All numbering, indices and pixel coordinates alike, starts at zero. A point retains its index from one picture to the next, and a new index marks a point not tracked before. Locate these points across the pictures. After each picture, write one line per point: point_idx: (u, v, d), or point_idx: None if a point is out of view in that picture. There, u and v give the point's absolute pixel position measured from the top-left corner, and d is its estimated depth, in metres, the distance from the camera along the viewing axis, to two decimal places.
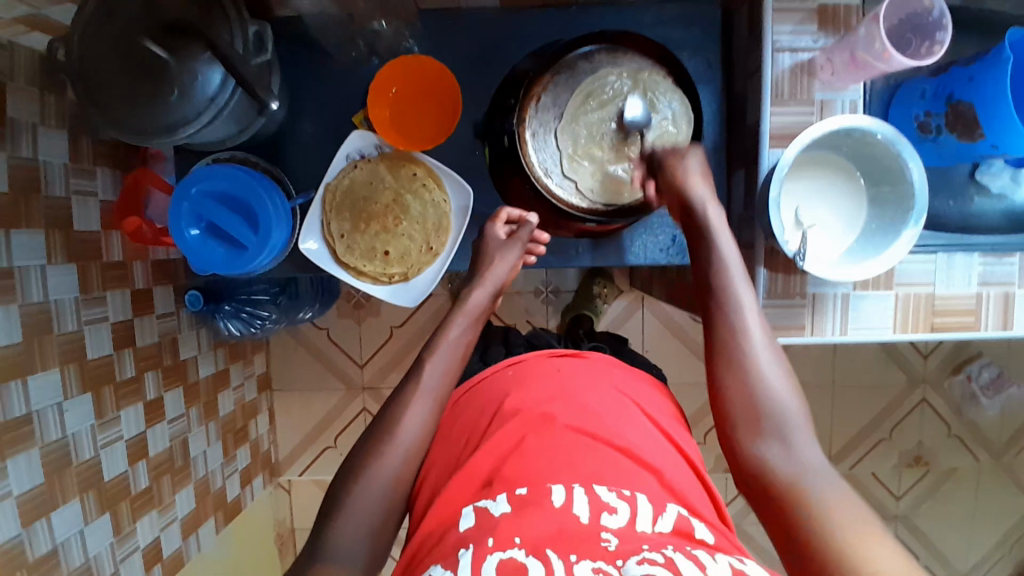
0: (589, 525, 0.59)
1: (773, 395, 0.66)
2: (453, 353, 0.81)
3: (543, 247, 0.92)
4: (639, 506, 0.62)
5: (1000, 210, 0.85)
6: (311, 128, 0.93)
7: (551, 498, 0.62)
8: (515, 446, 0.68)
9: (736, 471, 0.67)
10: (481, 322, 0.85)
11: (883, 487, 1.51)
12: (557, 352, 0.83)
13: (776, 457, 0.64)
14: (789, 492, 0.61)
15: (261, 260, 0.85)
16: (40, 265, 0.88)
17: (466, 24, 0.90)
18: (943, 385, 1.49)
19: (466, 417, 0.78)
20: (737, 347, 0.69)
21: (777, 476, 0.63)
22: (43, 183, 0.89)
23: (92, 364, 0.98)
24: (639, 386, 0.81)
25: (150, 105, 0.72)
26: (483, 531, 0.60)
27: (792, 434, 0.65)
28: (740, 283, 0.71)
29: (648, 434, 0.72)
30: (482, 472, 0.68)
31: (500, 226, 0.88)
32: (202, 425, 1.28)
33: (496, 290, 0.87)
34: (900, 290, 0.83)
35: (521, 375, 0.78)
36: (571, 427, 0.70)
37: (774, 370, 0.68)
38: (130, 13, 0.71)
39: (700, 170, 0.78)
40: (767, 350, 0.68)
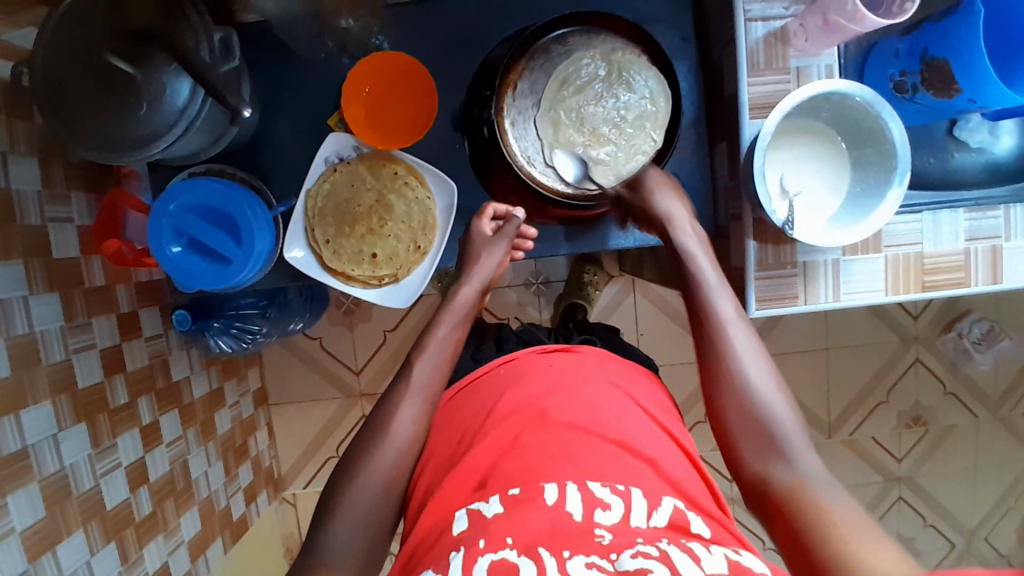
0: (583, 522, 0.59)
1: (768, 413, 0.69)
2: (442, 353, 0.80)
3: (531, 242, 0.92)
4: (633, 500, 0.62)
5: (982, 162, 0.86)
6: (287, 132, 0.91)
7: (544, 496, 0.61)
8: (509, 445, 0.68)
9: (741, 485, 0.70)
10: (469, 319, 0.85)
11: (886, 451, 1.52)
12: (549, 346, 0.83)
13: (775, 469, 0.66)
14: (789, 500, 0.64)
15: (247, 272, 0.83)
16: (22, 296, 0.87)
17: (436, 16, 0.89)
18: (936, 343, 1.50)
19: (462, 414, 0.76)
20: (727, 362, 0.72)
21: (775, 485, 0.65)
22: (17, 212, 0.87)
23: (84, 392, 0.96)
24: (633, 379, 0.81)
25: (118, 120, 0.70)
26: (476, 533, 0.60)
27: (788, 445, 0.67)
28: (724, 306, 0.75)
29: (646, 428, 0.73)
30: (477, 472, 0.67)
31: (486, 223, 0.88)
32: (201, 445, 1.26)
33: (484, 286, 0.86)
34: (889, 252, 0.83)
35: (516, 372, 0.78)
36: (566, 423, 0.69)
37: (766, 384, 0.71)
38: (91, 23, 0.69)
39: (668, 190, 0.84)
40: (757, 369, 0.71)
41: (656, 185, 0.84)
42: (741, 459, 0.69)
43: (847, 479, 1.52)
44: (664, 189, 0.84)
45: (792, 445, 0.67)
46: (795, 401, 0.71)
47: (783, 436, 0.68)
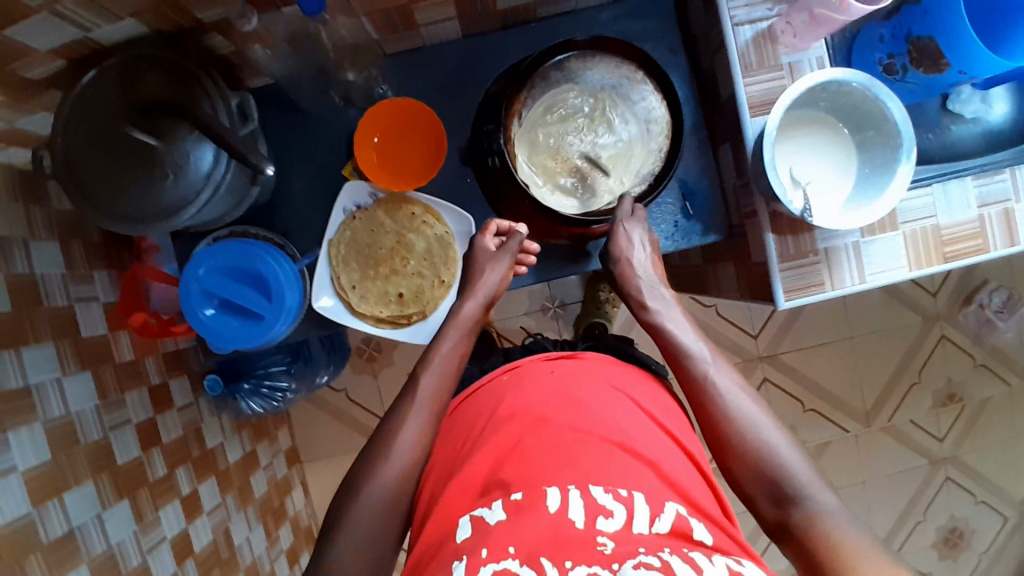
0: (586, 530, 0.60)
1: (776, 460, 0.71)
2: (447, 368, 0.81)
3: (534, 256, 0.93)
4: (636, 506, 0.63)
5: (978, 131, 0.88)
6: (301, 187, 0.93)
7: (546, 502, 0.63)
8: (512, 449, 0.69)
9: (765, 528, 0.71)
10: (474, 333, 0.86)
11: (925, 433, 1.51)
12: (554, 354, 0.84)
13: (795, 513, 0.68)
14: (808, 538, 0.66)
15: (279, 328, 0.85)
16: (55, 379, 0.88)
17: (433, 58, 0.92)
18: (957, 318, 1.49)
19: (465, 419, 0.79)
20: (725, 419, 0.75)
21: (795, 526, 0.67)
22: (44, 295, 0.89)
23: (123, 468, 0.96)
24: (637, 384, 0.82)
25: (148, 192, 0.73)
26: (478, 541, 0.61)
27: (801, 487, 0.69)
28: (710, 371, 0.79)
29: (647, 428, 0.74)
30: (479, 478, 0.69)
31: (489, 238, 0.88)
32: (240, 511, 1.25)
33: (488, 300, 0.87)
34: (906, 228, 0.84)
35: (517, 378, 0.79)
36: (566, 426, 0.71)
37: (767, 432, 0.73)
38: (106, 101, 0.72)
39: (643, 240, 0.87)
40: (758, 421, 0.74)
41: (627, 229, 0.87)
42: (757, 506, 0.71)
43: (888, 465, 1.51)
44: (636, 237, 0.87)
45: (807, 487, 0.69)
46: (799, 443, 0.73)
47: (794, 481, 0.69)
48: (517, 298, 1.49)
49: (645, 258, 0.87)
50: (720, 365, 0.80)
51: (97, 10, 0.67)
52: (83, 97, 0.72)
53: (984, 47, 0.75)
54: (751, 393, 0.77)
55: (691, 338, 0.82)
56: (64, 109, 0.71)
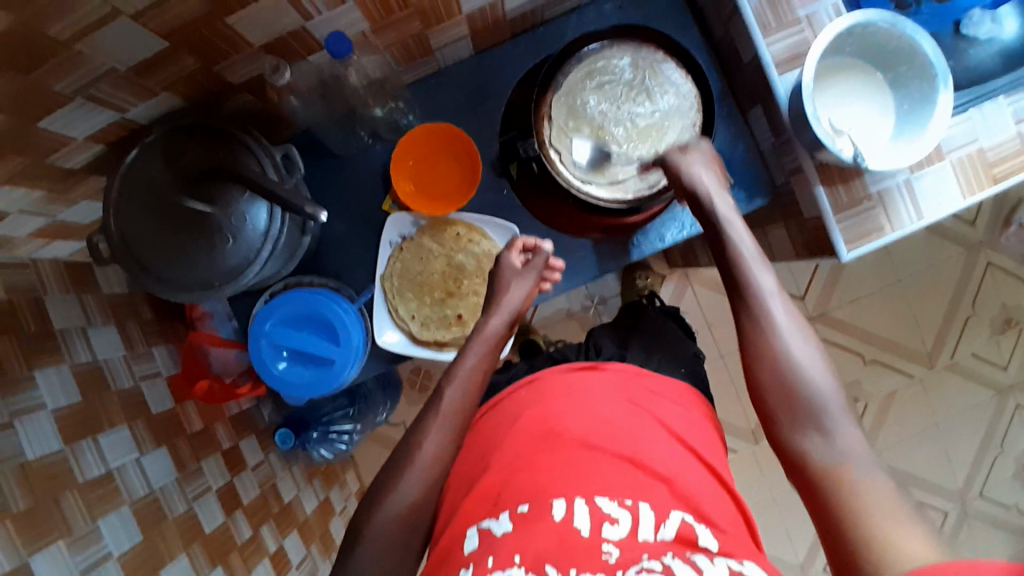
0: (591, 538, 0.61)
1: (811, 387, 0.66)
2: (475, 383, 0.78)
3: (560, 274, 0.92)
4: (641, 513, 0.64)
5: (994, 52, 0.88)
6: (345, 227, 0.94)
7: (552, 511, 0.64)
8: (526, 464, 0.70)
9: (782, 463, 0.67)
10: (497, 350, 0.83)
11: (988, 363, 1.49)
12: (575, 366, 0.83)
13: (813, 443, 0.63)
14: (826, 476, 0.61)
15: (349, 370, 0.85)
16: (134, 458, 0.88)
17: (451, 79, 0.93)
18: (1000, 242, 1.47)
19: (479, 439, 0.78)
20: (772, 346, 0.69)
21: (814, 462, 0.62)
22: (110, 379, 0.89)
23: (212, 536, 0.97)
24: (661, 397, 0.79)
25: (210, 257, 0.74)
26: (485, 550, 0.62)
27: (829, 420, 0.64)
28: (767, 283, 0.72)
29: (665, 443, 0.73)
30: (494, 490, 0.69)
31: (515, 254, 0.86)
32: (325, 560, 1.25)
33: (513, 317, 0.84)
34: (953, 157, 0.83)
35: (538, 392, 0.80)
36: (579, 440, 0.72)
37: (807, 364, 0.67)
38: (154, 175, 0.73)
39: (706, 159, 0.80)
40: (801, 347, 0.68)
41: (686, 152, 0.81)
42: (778, 431, 0.66)
43: (958, 401, 1.49)
44: (699, 158, 0.80)
45: (835, 420, 0.64)
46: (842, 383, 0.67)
47: (824, 410, 0.65)
48: (558, 302, 1.49)
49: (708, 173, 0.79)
50: (783, 299, 0.72)
51: (130, 89, 0.68)
52: (134, 168, 0.73)
53: None
54: (808, 328, 0.70)
55: (743, 234, 0.76)
56: (116, 183, 0.73)
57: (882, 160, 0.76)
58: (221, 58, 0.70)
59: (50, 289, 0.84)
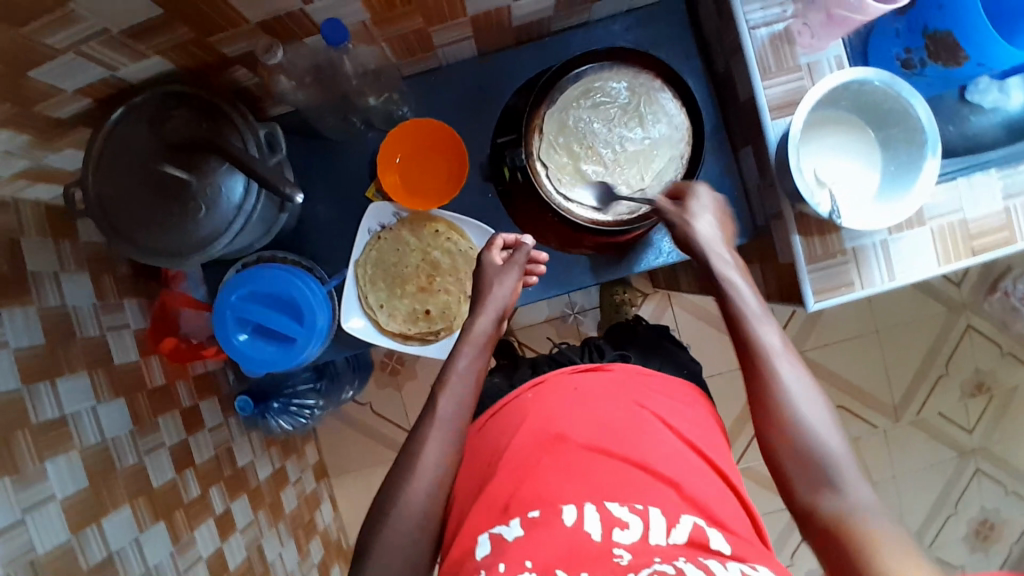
0: (602, 542, 0.62)
1: (817, 442, 0.69)
2: (463, 388, 0.78)
3: (544, 266, 0.90)
4: (651, 518, 0.64)
5: (999, 122, 0.87)
6: (326, 209, 0.94)
7: (562, 517, 0.64)
8: (529, 471, 0.70)
9: (792, 515, 0.69)
10: (490, 348, 0.82)
11: (953, 424, 1.49)
12: (578, 366, 0.82)
13: (824, 497, 0.66)
14: (839, 529, 0.64)
15: (312, 349, 0.85)
16: (90, 407, 0.89)
17: (450, 76, 0.93)
18: (983, 306, 1.48)
19: (492, 439, 0.77)
20: (780, 409, 0.71)
21: (824, 515, 0.66)
22: (77, 327, 0.90)
23: (159, 491, 0.97)
24: (661, 396, 0.80)
25: (182, 225, 0.74)
26: (497, 557, 0.63)
27: (838, 476, 0.67)
28: (771, 339, 0.74)
29: (670, 448, 0.73)
30: (501, 497, 0.69)
31: (496, 252, 0.85)
32: (272, 528, 1.26)
33: (500, 315, 0.83)
34: (934, 223, 0.83)
35: (540, 396, 0.79)
36: (584, 444, 0.72)
37: (815, 425, 0.70)
38: (138, 141, 0.73)
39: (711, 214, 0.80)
40: (807, 404, 0.71)
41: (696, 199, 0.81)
42: (791, 490, 0.68)
43: (918, 457, 1.50)
44: (705, 205, 0.81)
45: (841, 475, 0.67)
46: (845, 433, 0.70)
47: (832, 465, 0.67)
48: (538, 306, 1.49)
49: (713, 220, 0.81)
50: (787, 354, 0.74)
51: (121, 51, 0.68)
52: (118, 130, 0.73)
53: (995, 32, 0.77)
54: (813, 387, 0.72)
55: (747, 294, 0.77)
56: (98, 139, 0.72)
57: (866, 211, 0.76)
58: (217, 30, 0.70)
59: (27, 232, 0.84)
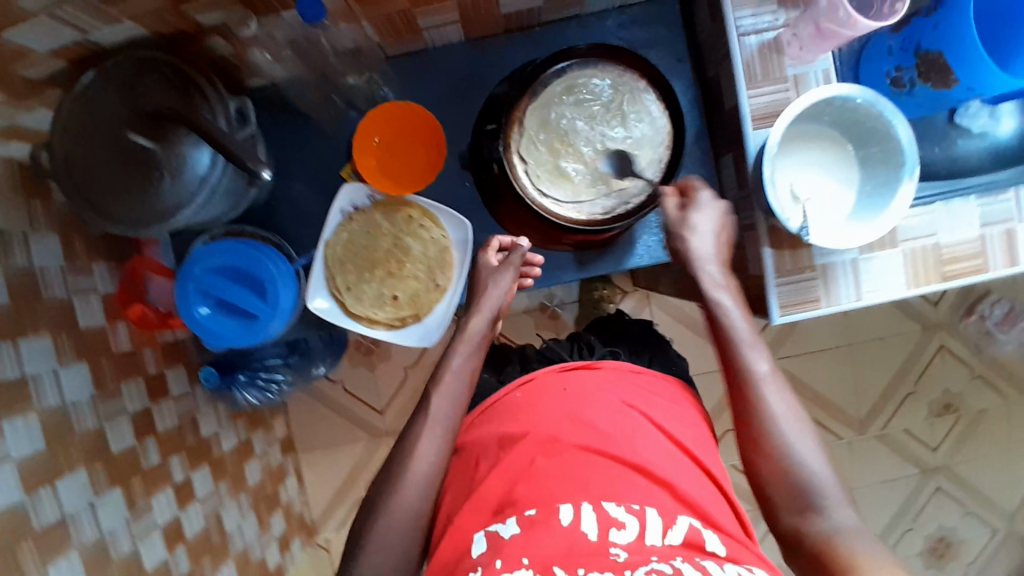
0: (598, 542, 0.60)
1: (803, 467, 0.69)
2: (460, 386, 0.79)
3: (539, 268, 0.92)
4: (648, 519, 0.63)
5: (985, 147, 0.88)
6: (302, 188, 0.93)
7: (559, 516, 0.62)
8: (525, 471, 0.67)
9: (778, 539, 0.70)
10: (483, 348, 0.84)
11: (918, 442, 1.51)
12: (567, 365, 0.80)
13: (809, 520, 0.67)
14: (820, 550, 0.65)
15: (274, 326, 0.85)
16: (51, 369, 0.85)
17: (436, 61, 0.91)
18: (958, 327, 1.49)
19: (486, 434, 0.75)
20: (766, 434, 0.71)
21: (809, 538, 0.66)
22: (42, 287, 0.85)
23: (116, 457, 0.95)
24: (652, 395, 0.78)
25: (146, 195, 0.73)
26: (492, 554, 0.61)
27: (825, 500, 0.67)
28: (760, 366, 0.74)
29: (664, 449, 0.71)
30: (495, 496, 0.67)
31: (491, 254, 0.88)
32: (233, 498, 1.24)
33: (495, 316, 0.85)
34: (906, 246, 0.83)
35: (532, 395, 0.76)
36: (578, 445, 0.69)
37: (802, 450, 0.70)
38: (107, 106, 0.71)
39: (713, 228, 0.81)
40: (795, 429, 0.71)
41: (700, 208, 0.82)
42: (775, 512, 0.69)
43: (881, 471, 1.51)
44: (708, 217, 0.81)
45: (828, 499, 0.67)
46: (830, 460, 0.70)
47: (818, 489, 0.67)
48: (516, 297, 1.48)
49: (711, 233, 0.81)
50: (776, 381, 0.74)
51: (96, 14, 0.66)
52: (89, 94, 0.71)
53: (989, 60, 0.75)
54: (800, 414, 0.72)
55: (739, 319, 0.77)
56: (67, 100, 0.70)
57: (837, 229, 0.76)
58: None
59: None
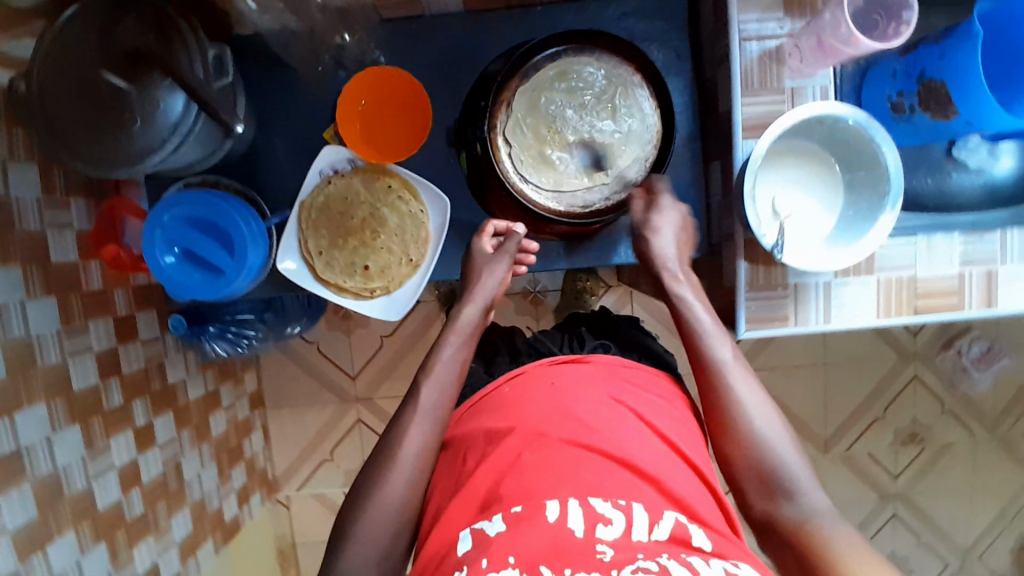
0: (585, 539, 0.55)
1: (771, 451, 0.69)
2: (451, 373, 0.77)
3: (533, 256, 0.92)
4: (634, 515, 0.58)
5: (980, 182, 0.86)
6: (284, 145, 0.91)
7: (545, 512, 0.57)
8: (511, 465, 0.62)
9: (753, 527, 0.70)
10: (475, 339, 0.82)
11: (880, 466, 1.52)
12: (559, 358, 0.77)
13: (783, 505, 0.67)
14: (800, 535, 0.65)
15: (239, 284, 0.84)
16: (19, 300, 0.83)
17: (432, 31, 0.89)
18: (934, 360, 1.49)
19: (473, 426, 0.71)
20: (735, 422, 0.71)
21: (785, 523, 0.66)
22: (17, 218, 0.84)
23: (79, 395, 0.93)
24: (638, 389, 0.73)
25: (116, 136, 0.71)
26: (478, 551, 0.56)
27: (796, 485, 0.67)
28: (723, 354, 0.75)
29: (652, 445, 0.66)
30: (480, 491, 0.63)
31: (487, 240, 0.87)
32: (194, 447, 1.23)
33: (487, 306, 0.84)
34: (882, 275, 0.83)
35: (519, 391, 0.72)
36: (564, 439, 0.64)
37: (771, 436, 0.70)
38: (84, 44, 0.70)
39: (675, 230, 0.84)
40: (761, 415, 0.71)
41: (662, 213, 0.84)
42: (746, 500, 0.69)
43: (841, 491, 1.52)
44: (669, 220, 0.84)
45: (799, 484, 0.67)
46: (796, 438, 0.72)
47: (789, 474, 0.68)
48: None
49: (670, 235, 0.84)
50: (740, 368, 0.74)
51: None
52: (68, 31, 0.70)
53: (995, 102, 0.73)
54: (766, 398, 0.73)
55: (703, 313, 0.78)
56: (47, 36, 0.70)
57: (811, 249, 0.76)
58: None
59: None
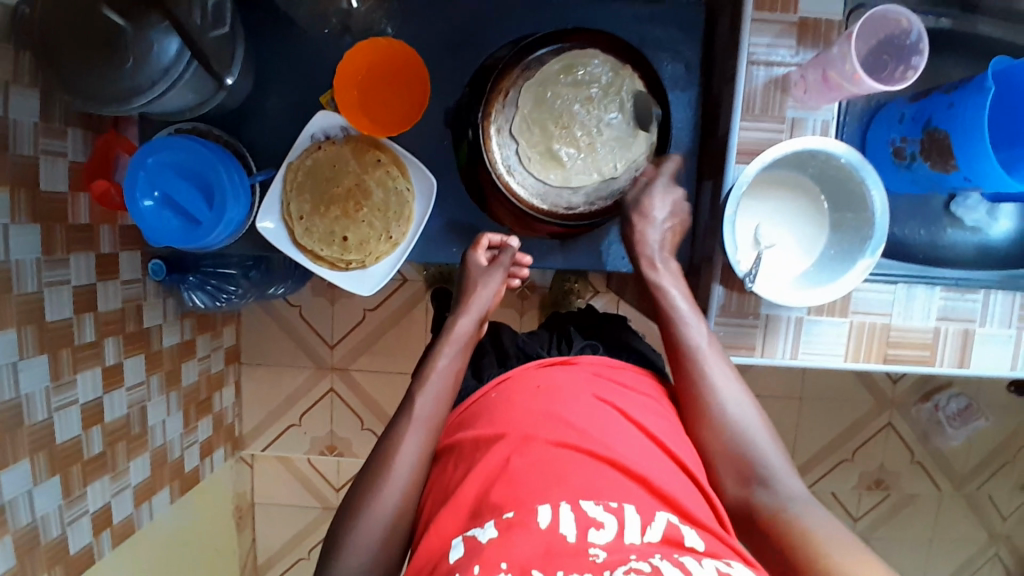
0: (577, 542, 0.53)
1: (746, 438, 0.69)
2: (442, 386, 0.74)
3: (528, 268, 0.91)
4: (626, 516, 0.56)
5: (973, 242, 0.86)
6: (281, 105, 0.91)
7: (537, 517, 0.55)
8: (500, 471, 0.61)
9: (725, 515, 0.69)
10: (469, 350, 0.79)
11: (842, 508, 1.51)
12: (546, 361, 0.74)
13: (758, 492, 0.66)
14: (775, 522, 0.64)
15: (214, 235, 0.84)
16: (2, 224, 0.83)
17: (444, 10, 0.89)
18: (910, 411, 1.48)
19: (463, 432, 0.69)
20: (712, 410, 0.71)
21: (762, 507, 0.66)
22: (9, 141, 0.83)
23: (50, 325, 0.92)
24: (628, 389, 0.71)
25: (105, 70, 0.70)
26: (470, 559, 0.54)
27: (771, 473, 0.67)
28: (700, 339, 0.75)
29: (641, 445, 0.64)
30: (469, 499, 0.61)
31: (481, 253, 0.85)
32: (162, 393, 1.23)
33: (482, 317, 0.82)
34: (856, 318, 0.82)
35: (502, 394, 0.70)
36: (551, 441, 0.62)
37: (747, 424, 0.70)
38: None
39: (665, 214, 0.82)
40: (737, 402, 0.71)
41: (655, 196, 0.82)
42: (722, 488, 0.69)
43: None
44: (661, 203, 0.82)
45: (775, 472, 0.67)
46: (773, 429, 0.72)
47: (765, 462, 0.68)
48: None
49: (664, 221, 0.82)
50: (715, 353, 0.75)
51: None
52: None
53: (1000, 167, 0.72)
54: (741, 386, 0.73)
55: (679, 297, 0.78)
56: None
57: (784, 283, 0.76)
58: None
59: None
